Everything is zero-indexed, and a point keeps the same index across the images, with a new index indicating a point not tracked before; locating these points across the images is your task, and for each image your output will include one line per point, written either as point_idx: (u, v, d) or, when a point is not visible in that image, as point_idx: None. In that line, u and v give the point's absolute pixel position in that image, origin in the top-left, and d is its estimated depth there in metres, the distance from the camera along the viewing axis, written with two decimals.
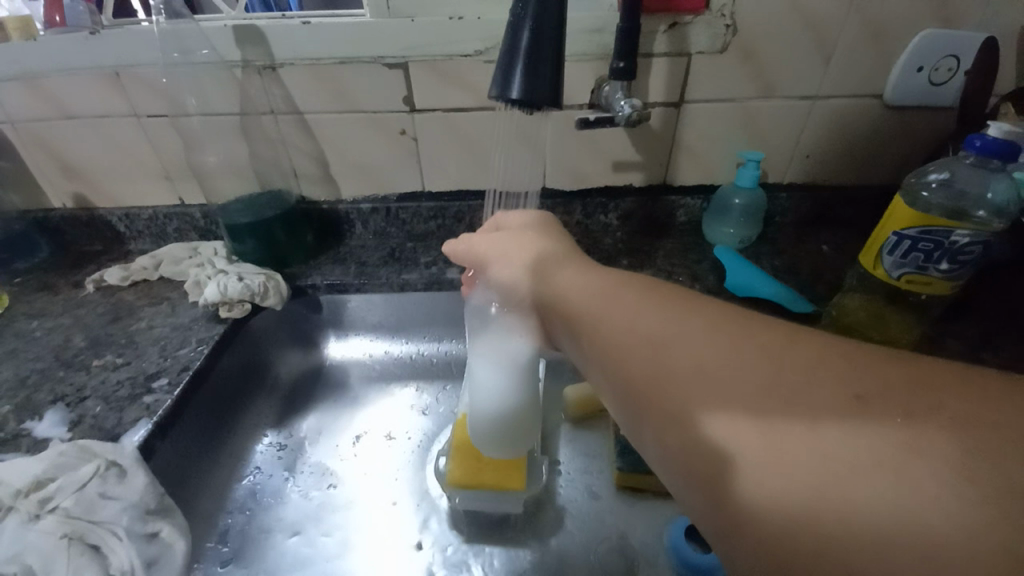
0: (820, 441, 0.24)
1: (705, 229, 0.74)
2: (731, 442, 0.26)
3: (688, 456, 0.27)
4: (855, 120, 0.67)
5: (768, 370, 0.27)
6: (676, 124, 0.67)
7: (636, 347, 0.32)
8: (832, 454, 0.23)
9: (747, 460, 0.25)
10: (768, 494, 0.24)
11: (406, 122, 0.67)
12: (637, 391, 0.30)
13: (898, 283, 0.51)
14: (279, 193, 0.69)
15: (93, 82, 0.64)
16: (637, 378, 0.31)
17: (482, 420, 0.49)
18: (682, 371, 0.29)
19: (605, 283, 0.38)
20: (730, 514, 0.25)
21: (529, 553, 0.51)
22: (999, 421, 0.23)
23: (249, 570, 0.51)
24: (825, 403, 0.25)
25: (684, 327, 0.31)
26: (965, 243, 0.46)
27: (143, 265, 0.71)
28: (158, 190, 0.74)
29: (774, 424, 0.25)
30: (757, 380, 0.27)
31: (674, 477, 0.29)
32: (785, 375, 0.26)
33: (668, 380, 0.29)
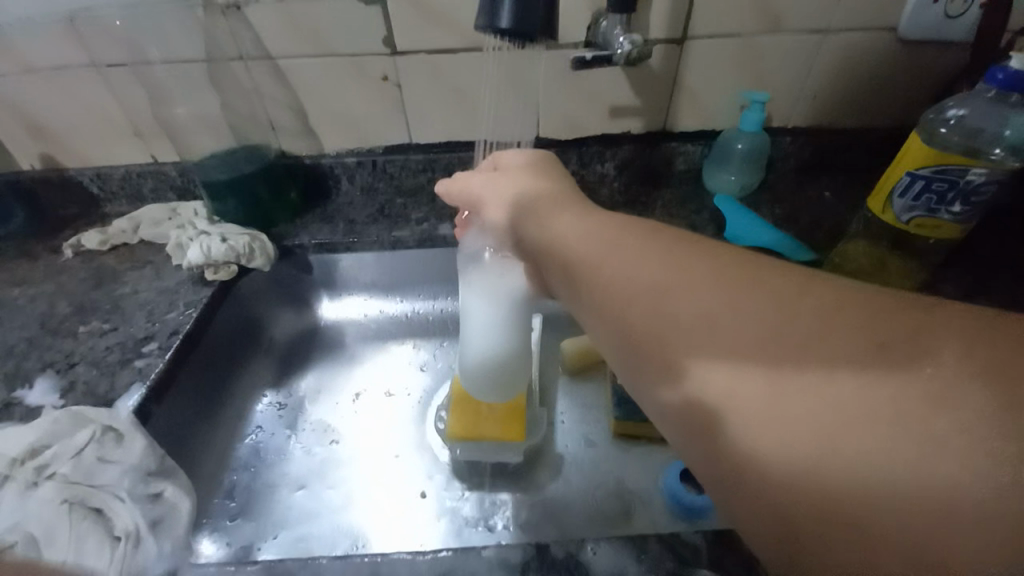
0: (825, 388, 0.24)
1: (704, 177, 0.71)
2: (733, 390, 0.26)
3: (688, 403, 0.27)
4: (867, 55, 0.63)
5: (776, 316, 0.26)
6: (677, 63, 0.63)
7: (638, 293, 0.31)
8: (836, 399, 0.23)
9: (748, 406, 0.25)
10: (768, 439, 0.24)
11: (388, 67, 0.62)
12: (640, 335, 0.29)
13: (905, 228, 0.50)
14: (257, 147, 0.65)
15: (41, 26, 0.58)
16: (638, 324, 0.30)
17: (472, 363, 0.49)
18: (686, 318, 0.28)
19: (606, 228, 0.36)
20: (727, 458, 0.25)
21: (529, 499, 0.53)
22: (1009, 365, 0.22)
23: (257, 523, 0.52)
24: (834, 349, 0.24)
25: (689, 272, 0.30)
26: (979, 183, 0.45)
27: (121, 228, 0.67)
28: (129, 147, 0.69)
29: (780, 371, 0.25)
30: (764, 327, 0.26)
31: (670, 424, 0.28)
32: (794, 321, 0.26)
33: (671, 327, 0.29)
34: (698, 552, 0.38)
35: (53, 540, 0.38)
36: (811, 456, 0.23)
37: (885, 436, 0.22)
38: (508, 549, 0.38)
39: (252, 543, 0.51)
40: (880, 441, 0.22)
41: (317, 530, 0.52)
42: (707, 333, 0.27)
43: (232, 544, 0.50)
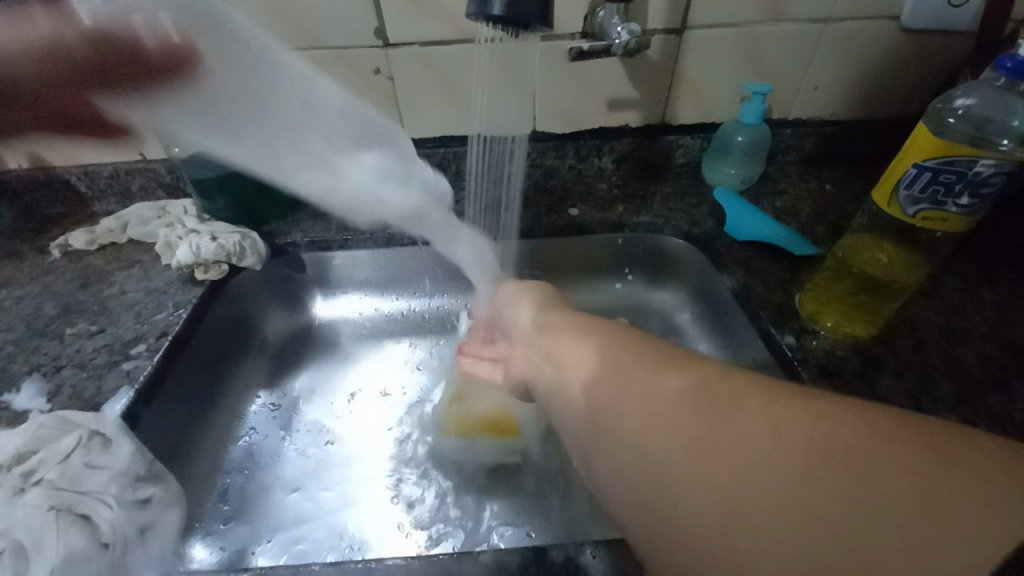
0: (760, 464, 0.25)
1: (703, 170, 0.70)
2: (669, 462, 0.28)
3: (629, 476, 0.30)
4: (870, 46, 0.61)
5: (725, 411, 0.28)
6: (676, 54, 0.61)
7: (601, 378, 0.37)
8: (773, 482, 0.24)
9: (683, 486, 0.27)
10: (691, 508, 0.26)
11: (380, 60, 0.60)
12: (574, 370, 0.41)
13: (913, 221, 0.49)
14: None
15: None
16: (598, 408, 0.35)
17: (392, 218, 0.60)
18: (635, 402, 0.33)
19: (580, 321, 0.46)
20: (660, 525, 0.27)
21: (529, 496, 0.52)
22: None
23: (251, 526, 0.51)
24: (778, 444, 0.25)
25: (645, 368, 0.35)
26: (988, 174, 0.43)
27: (109, 227, 0.66)
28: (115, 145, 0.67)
29: (712, 452, 0.27)
30: (716, 415, 0.28)
31: (620, 499, 0.31)
32: (738, 419, 0.27)
33: (623, 411, 0.33)
34: None
35: (41, 546, 0.37)
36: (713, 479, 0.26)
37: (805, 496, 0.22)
38: (506, 552, 0.37)
39: (246, 546, 0.49)
40: (773, 468, 0.24)
41: (312, 531, 0.51)
42: (653, 426, 0.30)
43: (227, 549, 0.49)
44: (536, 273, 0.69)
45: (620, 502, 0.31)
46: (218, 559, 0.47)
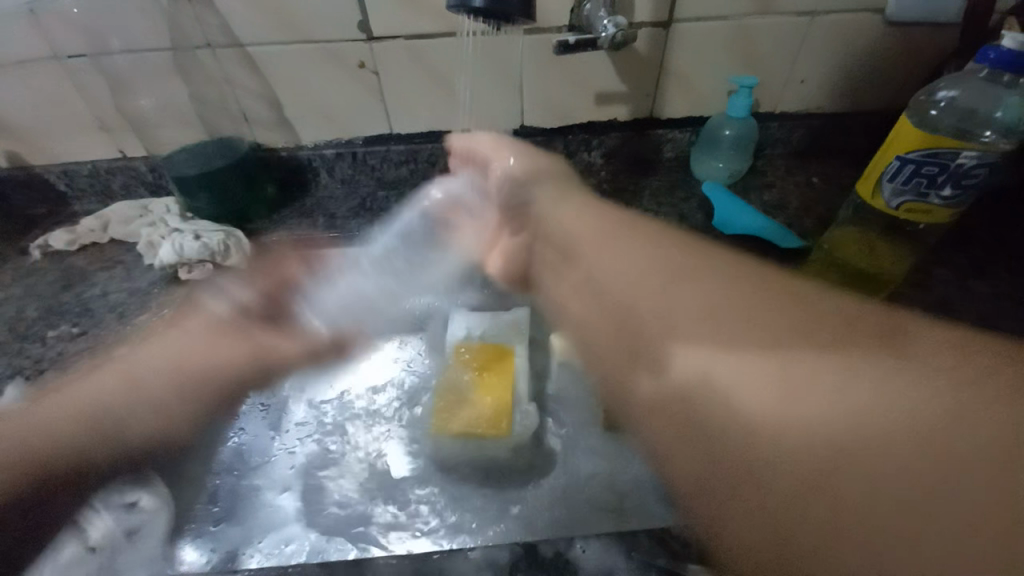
0: (819, 390, 0.31)
1: (692, 164, 0.70)
2: (735, 375, 0.35)
3: (669, 391, 0.39)
4: (856, 38, 0.62)
5: (799, 309, 0.36)
6: (664, 48, 0.61)
7: (634, 294, 0.45)
8: (838, 415, 0.29)
9: (742, 396, 0.34)
10: (750, 409, 0.33)
11: (365, 54, 0.59)
12: (608, 269, 0.48)
13: (896, 213, 0.50)
14: (230, 140, 0.62)
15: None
16: (634, 309, 0.44)
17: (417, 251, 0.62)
18: (658, 309, 0.42)
19: (653, 259, 0.46)
20: (732, 470, 0.33)
21: (523, 492, 0.52)
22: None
23: (242, 527, 0.49)
24: (802, 338, 0.34)
25: (680, 283, 0.43)
26: (970, 166, 0.44)
27: (90, 227, 0.64)
28: (94, 142, 0.65)
29: (777, 372, 0.33)
30: (770, 330, 0.35)
31: (660, 416, 0.40)
32: (822, 320, 0.34)
33: (644, 318, 0.43)
34: (688, 546, 0.37)
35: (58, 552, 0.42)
36: (806, 425, 0.30)
37: (900, 472, 0.26)
38: (497, 549, 0.37)
39: (236, 549, 0.47)
40: (833, 389, 0.30)
41: (307, 532, 0.49)
42: (703, 338, 0.38)
43: (215, 551, 0.46)
44: None
45: (649, 421, 0.42)
46: (209, 563, 0.45)
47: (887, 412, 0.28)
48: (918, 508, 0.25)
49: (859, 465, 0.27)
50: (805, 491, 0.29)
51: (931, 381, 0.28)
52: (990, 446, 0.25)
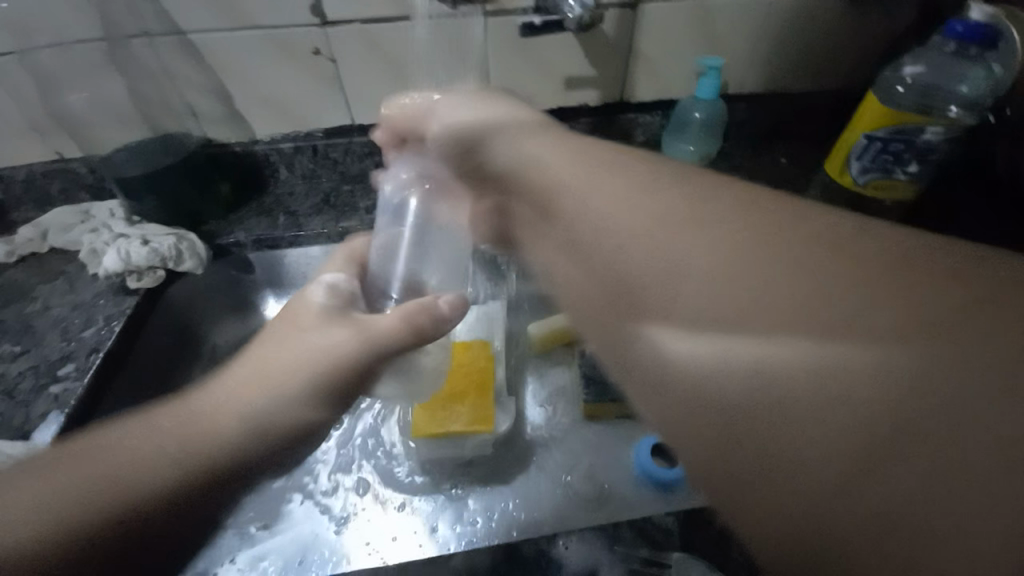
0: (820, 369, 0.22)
1: (663, 148, 0.69)
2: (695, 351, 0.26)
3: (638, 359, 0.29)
4: (819, 17, 0.62)
5: (846, 283, 0.23)
6: (631, 29, 0.60)
7: (651, 261, 0.29)
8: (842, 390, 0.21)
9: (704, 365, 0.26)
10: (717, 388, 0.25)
11: (319, 40, 0.56)
12: (617, 229, 0.31)
13: (864, 191, 0.50)
14: (176, 137, 0.58)
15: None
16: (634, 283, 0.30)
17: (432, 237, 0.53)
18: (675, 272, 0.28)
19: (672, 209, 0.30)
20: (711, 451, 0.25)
21: (504, 489, 0.51)
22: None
23: (212, 546, 0.48)
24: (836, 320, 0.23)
25: (755, 264, 0.26)
26: (935, 141, 0.44)
27: (27, 236, 0.59)
28: (25, 144, 0.60)
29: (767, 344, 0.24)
30: (783, 302, 0.24)
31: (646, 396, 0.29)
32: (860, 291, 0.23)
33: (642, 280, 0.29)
34: (670, 534, 0.38)
35: None
36: (728, 390, 0.25)
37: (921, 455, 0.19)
38: (479, 554, 0.36)
39: (206, 569, 0.46)
40: (778, 349, 0.23)
41: (278, 545, 0.48)
42: (699, 306, 0.27)
43: (185, 572, 0.46)
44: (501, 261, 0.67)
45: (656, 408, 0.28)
46: None
47: (861, 386, 0.21)
48: (874, 493, 0.20)
49: (806, 443, 0.22)
50: (732, 459, 0.24)
51: (905, 349, 0.21)
52: (994, 460, 0.18)
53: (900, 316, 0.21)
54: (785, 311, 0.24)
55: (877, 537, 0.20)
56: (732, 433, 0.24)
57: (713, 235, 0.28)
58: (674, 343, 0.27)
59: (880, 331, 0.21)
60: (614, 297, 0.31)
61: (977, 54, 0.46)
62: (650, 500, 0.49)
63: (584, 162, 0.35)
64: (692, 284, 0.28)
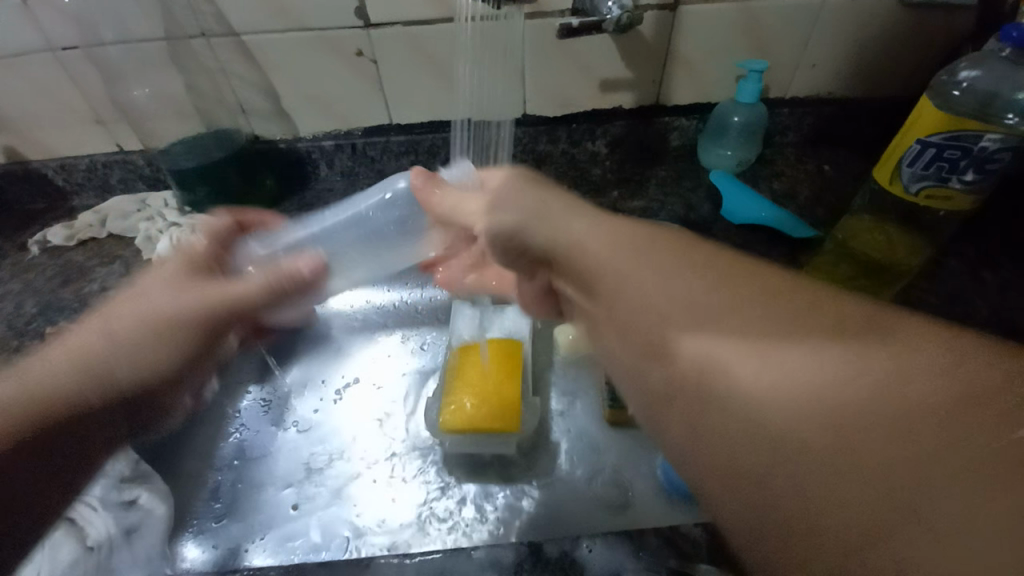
0: (785, 379, 0.24)
1: (700, 153, 0.68)
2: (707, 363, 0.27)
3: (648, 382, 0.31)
4: (869, 21, 0.59)
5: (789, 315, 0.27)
6: (670, 32, 0.59)
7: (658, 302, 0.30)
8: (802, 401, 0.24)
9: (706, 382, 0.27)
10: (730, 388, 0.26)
11: (363, 41, 0.58)
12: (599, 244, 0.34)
13: (915, 200, 0.48)
14: (224, 131, 0.61)
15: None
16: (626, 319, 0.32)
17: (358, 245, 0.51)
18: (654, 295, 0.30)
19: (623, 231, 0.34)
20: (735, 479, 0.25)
21: (529, 487, 0.51)
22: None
23: (245, 522, 0.50)
24: (811, 327, 0.26)
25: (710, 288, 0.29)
26: (993, 150, 0.42)
27: (89, 222, 0.64)
28: (91, 136, 0.64)
29: (743, 338, 0.27)
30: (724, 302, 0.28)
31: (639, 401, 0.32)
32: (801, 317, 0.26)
33: (648, 312, 0.31)
34: (697, 544, 0.37)
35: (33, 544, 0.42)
36: (753, 414, 0.25)
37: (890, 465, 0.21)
38: (501, 548, 0.37)
39: (239, 544, 0.49)
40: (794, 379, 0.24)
41: (306, 529, 0.50)
42: (687, 310, 0.29)
43: (220, 546, 0.49)
44: None
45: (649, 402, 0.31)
46: (211, 558, 0.47)
47: (870, 410, 0.22)
48: (846, 518, 0.21)
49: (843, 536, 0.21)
50: (670, 406, 0.29)
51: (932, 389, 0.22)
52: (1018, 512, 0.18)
53: (891, 365, 0.23)
54: (857, 404, 0.22)
55: (816, 517, 0.22)
56: (671, 390, 0.29)
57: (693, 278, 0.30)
58: (699, 339, 0.28)
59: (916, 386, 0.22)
60: (636, 343, 0.31)
61: None
62: (676, 510, 0.48)
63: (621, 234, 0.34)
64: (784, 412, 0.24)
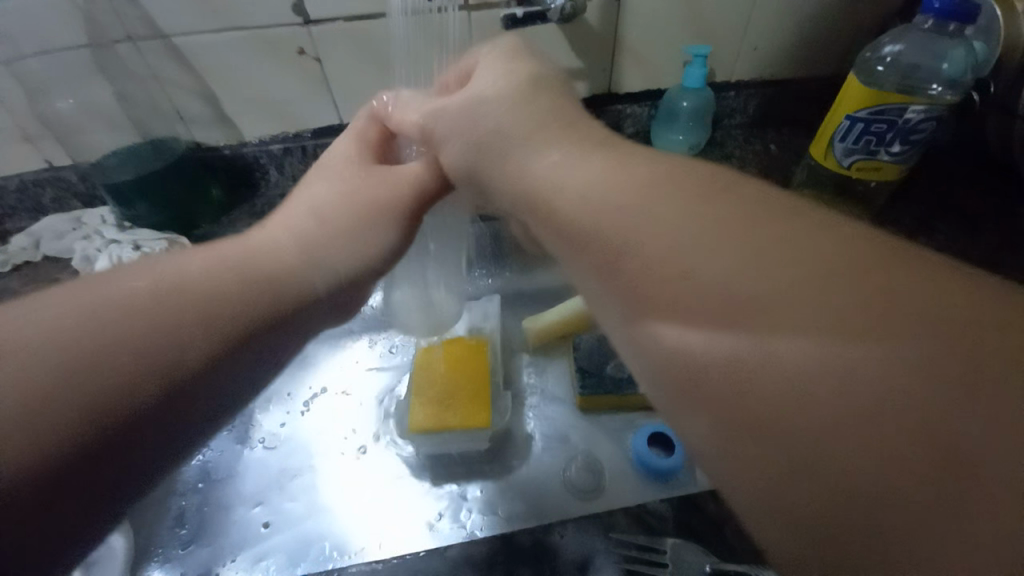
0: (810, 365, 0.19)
1: (653, 139, 0.69)
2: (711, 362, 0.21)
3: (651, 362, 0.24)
4: (802, 3, 0.61)
5: (824, 278, 0.20)
6: (615, 22, 0.60)
7: (652, 255, 0.24)
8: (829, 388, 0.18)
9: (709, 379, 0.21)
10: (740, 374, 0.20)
11: (303, 40, 0.56)
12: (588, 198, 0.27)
13: (847, 173, 0.51)
14: (162, 141, 0.58)
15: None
16: (618, 277, 0.25)
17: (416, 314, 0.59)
18: (646, 258, 0.24)
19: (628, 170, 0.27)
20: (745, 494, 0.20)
21: (503, 481, 0.51)
22: None
23: (214, 546, 0.48)
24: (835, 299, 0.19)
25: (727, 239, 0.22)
26: (917, 121, 0.45)
27: (21, 245, 0.59)
28: (15, 153, 0.59)
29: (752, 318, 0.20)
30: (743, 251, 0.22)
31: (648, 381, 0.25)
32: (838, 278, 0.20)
33: (643, 274, 0.24)
34: (665, 520, 0.38)
35: None
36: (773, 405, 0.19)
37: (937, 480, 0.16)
38: (475, 545, 0.37)
39: (209, 568, 0.47)
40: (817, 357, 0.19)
41: (279, 544, 0.48)
42: (679, 266, 0.23)
43: (189, 573, 0.46)
44: (495, 259, 0.68)
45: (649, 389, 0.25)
46: None
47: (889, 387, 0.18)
48: (921, 523, 0.16)
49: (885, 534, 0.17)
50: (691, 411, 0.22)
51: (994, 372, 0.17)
52: None
53: (916, 333, 0.18)
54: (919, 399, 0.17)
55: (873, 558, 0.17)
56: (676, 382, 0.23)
57: (711, 230, 0.23)
58: (685, 333, 0.22)
59: (949, 354, 0.17)
60: (622, 299, 0.25)
61: (957, 31, 0.45)
62: (648, 489, 0.49)
63: (621, 184, 0.26)
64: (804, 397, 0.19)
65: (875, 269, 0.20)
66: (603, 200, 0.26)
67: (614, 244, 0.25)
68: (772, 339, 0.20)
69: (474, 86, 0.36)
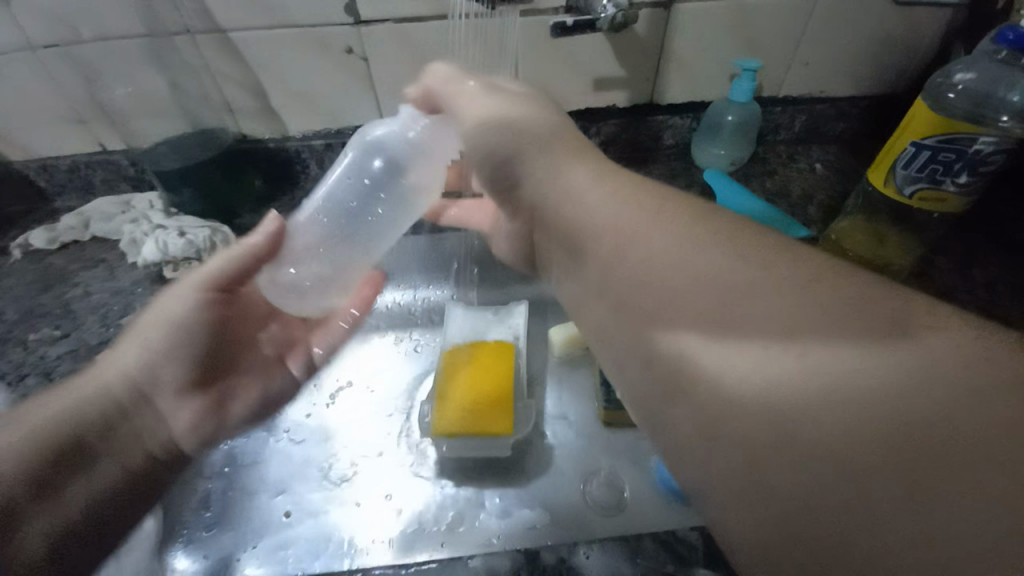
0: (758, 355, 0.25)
1: (693, 150, 0.68)
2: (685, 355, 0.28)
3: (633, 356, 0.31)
4: (862, 20, 0.59)
5: (774, 295, 0.26)
6: (664, 31, 0.58)
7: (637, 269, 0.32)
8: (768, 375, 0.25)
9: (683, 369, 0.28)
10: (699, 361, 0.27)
11: (352, 39, 0.57)
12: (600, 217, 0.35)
13: (908, 202, 0.48)
14: (211, 131, 0.60)
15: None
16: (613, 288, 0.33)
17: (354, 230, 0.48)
18: (640, 269, 0.32)
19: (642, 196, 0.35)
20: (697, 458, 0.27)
21: (522, 491, 0.51)
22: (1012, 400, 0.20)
23: (236, 533, 0.49)
24: (781, 312, 0.26)
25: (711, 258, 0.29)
26: (987, 152, 0.42)
27: (70, 224, 0.61)
28: (70, 135, 0.61)
29: (714, 319, 0.27)
30: (715, 271, 0.29)
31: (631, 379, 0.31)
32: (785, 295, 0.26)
33: (639, 282, 0.31)
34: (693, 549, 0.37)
35: None
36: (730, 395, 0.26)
37: (854, 449, 0.21)
38: (496, 556, 0.36)
39: (231, 554, 0.48)
40: (764, 349, 0.25)
41: (300, 535, 0.49)
42: (668, 273, 0.30)
43: (211, 558, 0.47)
44: None
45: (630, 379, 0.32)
46: (202, 568, 0.46)
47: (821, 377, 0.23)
48: (842, 484, 0.21)
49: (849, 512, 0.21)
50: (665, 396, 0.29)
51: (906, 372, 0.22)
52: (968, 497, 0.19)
53: (869, 354, 0.23)
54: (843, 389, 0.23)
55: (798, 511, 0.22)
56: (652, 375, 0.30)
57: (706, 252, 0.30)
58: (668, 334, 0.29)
59: (899, 369, 0.22)
60: (616, 312, 0.32)
61: None
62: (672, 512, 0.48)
63: (623, 204, 0.35)
64: (798, 399, 0.23)
65: (837, 283, 0.26)
66: (613, 215, 0.35)
67: (612, 265, 0.33)
68: (744, 344, 0.26)
69: (512, 109, 0.43)
